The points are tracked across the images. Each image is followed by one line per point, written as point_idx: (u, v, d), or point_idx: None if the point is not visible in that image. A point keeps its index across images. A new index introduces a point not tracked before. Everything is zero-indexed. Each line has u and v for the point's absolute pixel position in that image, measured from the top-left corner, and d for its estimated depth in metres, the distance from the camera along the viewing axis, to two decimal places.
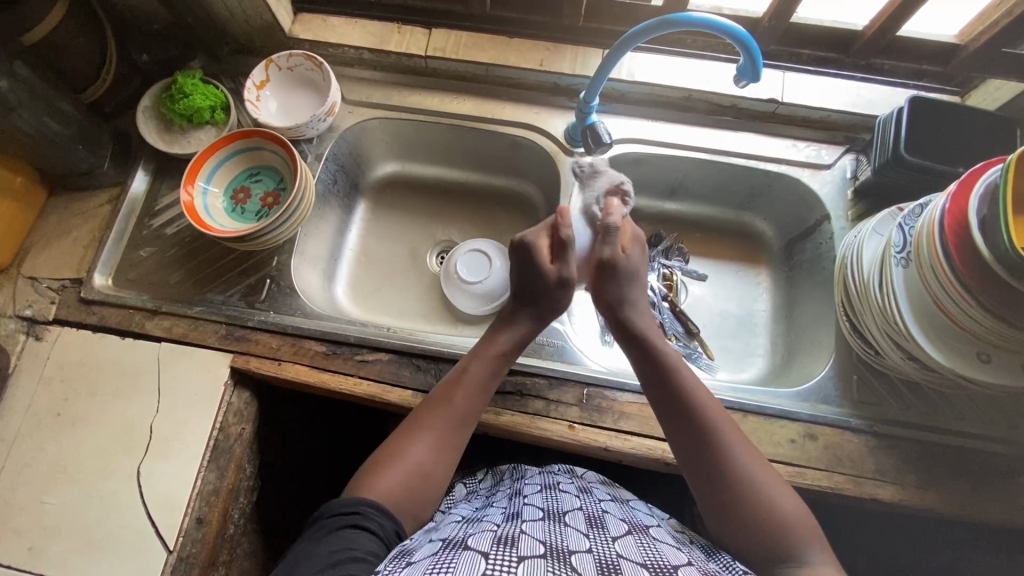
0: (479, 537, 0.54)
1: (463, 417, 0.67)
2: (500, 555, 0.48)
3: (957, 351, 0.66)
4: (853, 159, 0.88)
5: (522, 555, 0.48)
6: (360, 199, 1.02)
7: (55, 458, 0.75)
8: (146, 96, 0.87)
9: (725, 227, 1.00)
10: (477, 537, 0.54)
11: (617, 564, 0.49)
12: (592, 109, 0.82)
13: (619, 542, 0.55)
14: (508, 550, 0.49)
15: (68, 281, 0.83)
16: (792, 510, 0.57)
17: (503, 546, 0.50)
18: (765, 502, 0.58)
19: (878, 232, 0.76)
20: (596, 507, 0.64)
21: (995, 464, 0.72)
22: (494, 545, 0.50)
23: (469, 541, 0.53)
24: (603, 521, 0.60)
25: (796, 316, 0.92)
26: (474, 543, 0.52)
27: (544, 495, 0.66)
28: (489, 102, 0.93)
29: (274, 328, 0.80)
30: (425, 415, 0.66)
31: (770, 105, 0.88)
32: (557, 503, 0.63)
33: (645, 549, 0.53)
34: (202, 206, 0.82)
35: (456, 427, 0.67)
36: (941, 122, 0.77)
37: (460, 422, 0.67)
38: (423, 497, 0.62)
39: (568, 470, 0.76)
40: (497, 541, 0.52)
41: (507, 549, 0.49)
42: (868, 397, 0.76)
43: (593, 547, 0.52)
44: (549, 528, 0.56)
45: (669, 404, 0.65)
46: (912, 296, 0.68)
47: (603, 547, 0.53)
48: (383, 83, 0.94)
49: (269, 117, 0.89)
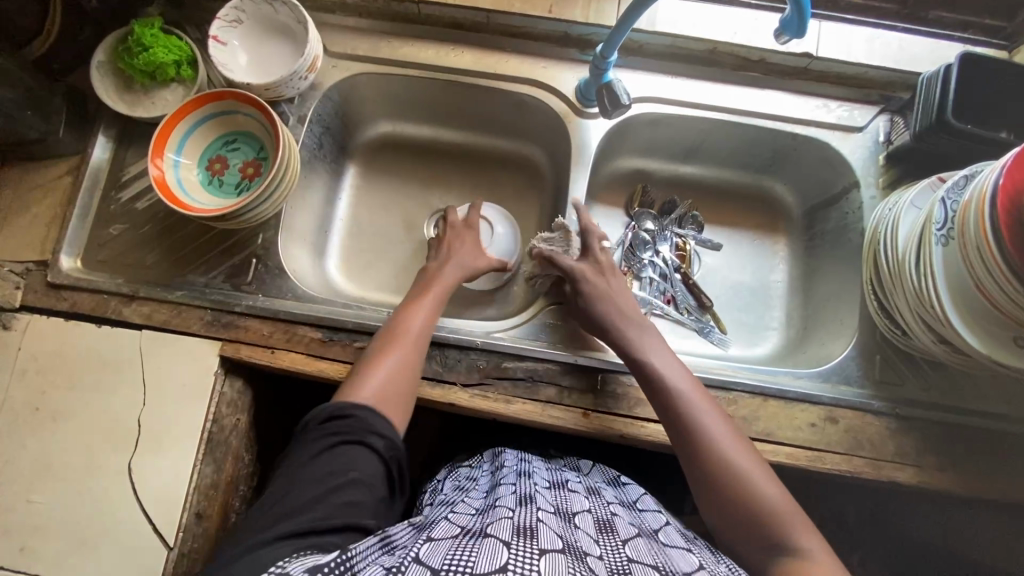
0: (497, 524, 0.51)
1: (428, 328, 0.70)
2: (522, 545, 0.45)
3: (995, 336, 0.63)
4: (887, 120, 0.81)
5: (543, 548, 0.45)
6: (348, 164, 0.93)
7: (38, 456, 0.70)
8: (99, 48, 0.76)
9: (741, 193, 0.94)
10: (496, 525, 0.51)
11: (629, 570, 0.48)
12: (609, 66, 0.74)
13: (629, 546, 0.53)
14: (528, 541, 0.47)
15: (32, 264, 0.76)
16: (780, 499, 0.54)
17: (523, 537, 0.47)
18: (742, 471, 0.56)
19: (917, 205, 0.71)
20: (606, 510, 0.62)
21: (1015, 445, 0.71)
22: (514, 535, 0.48)
23: (488, 529, 0.50)
24: (613, 525, 0.58)
25: (814, 290, 0.88)
26: (493, 532, 0.49)
27: (554, 491, 0.65)
28: (491, 55, 0.83)
29: (264, 314, 0.74)
30: (389, 334, 0.67)
31: (802, 60, 0.80)
32: (566, 504, 0.62)
33: (656, 553, 0.53)
34: (175, 180, 0.73)
35: (418, 342, 0.68)
36: (990, 81, 0.70)
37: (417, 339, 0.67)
38: (405, 400, 0.64)
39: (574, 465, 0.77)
40: (516, 530, 0.49)
41: (527, 540, 0.47)
42: (891, 378, 0.74)
43: (604, 554, 0.51)
44: (564, 526, 0.54)
45: (663, 406, 0.62)
46: (953, 278, 0.64)
47: (614, 552, 0.51)
48: (369, 33, 0.83)
49: (246, 75, 0.79)
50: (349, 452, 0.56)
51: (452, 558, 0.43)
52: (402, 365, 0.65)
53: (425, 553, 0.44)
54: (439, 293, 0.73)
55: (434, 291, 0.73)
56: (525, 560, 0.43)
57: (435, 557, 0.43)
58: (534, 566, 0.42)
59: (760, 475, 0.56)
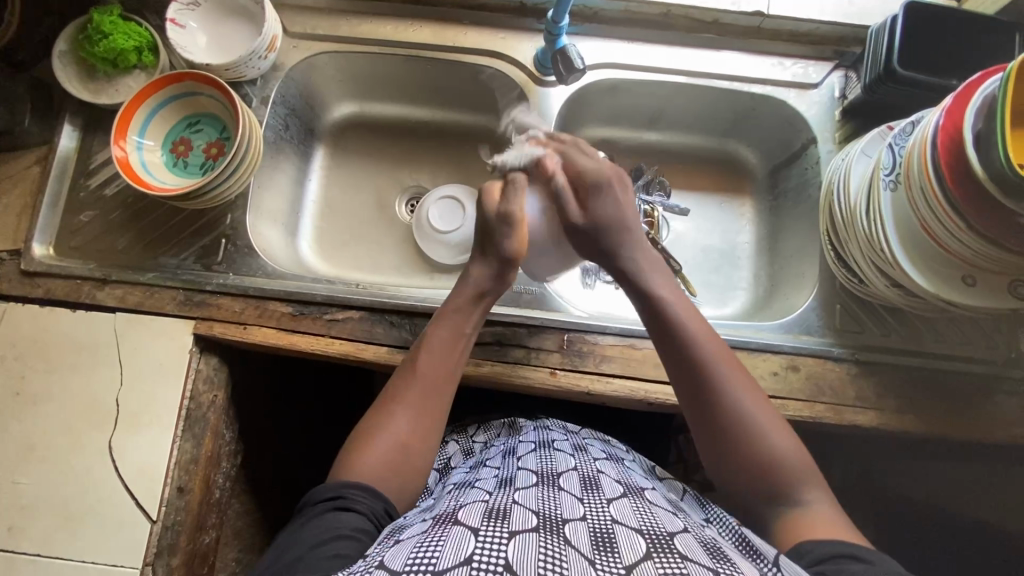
0: (469, 508, 0.52)
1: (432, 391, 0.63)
2: (491, 530, 0.45)
3: (942, 275, 0.65)
4: (842, 76, 0.83)
5: (513, 529, 0.45)
6: (317, 145, 0.94)
7: (20, 438, 0.72)
8: (60, 39, 0.77)
9: (707, 156, 0.95)
10: (467, 509, 0.51)
11: (611, 531, 0.48)
12: (561, 31, 0.76)
13: (614, 505, 0.53)
14: (500, 524, 0.46)
15: (6, 254, 0.77)
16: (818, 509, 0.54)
17: (494, 520, 0.47)
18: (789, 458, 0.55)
19: (867, 154, 0.72)
20: (592, 467, 0.64)
21: (974, 385, 0.72)
22: (484, 519, 0.48)
23: (459, 514, 0.50)
24: (598, 483, 0.59)
25: (779, 248, 0.89)
26: (464, 517, 0.49)
27: (538, 455, 0.66)
28: (450, 28, 0.84)
29: (236, 292, 0.76)
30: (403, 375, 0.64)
31: (755, 19, 0.82)
32: (552, 465, 0.63)
33: (640, 513, 0.52)
34: (139, 162, 0.75)
35: (433, 386, 0.64)
36: (931, 30, 0.72)
37: (433, 384, 0.64)
38: (414, 461, 0.60)
39: (561, 424, 0.77)
40: (487, 514, 0.49)
41: (498, 523, 0.47)
42: (851, 326, 0.76)
43: (586, 513, 0.51)
44: (543, 498, 0.54)
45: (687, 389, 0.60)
46: (900, 220, 0.65)
47: (597, 511, 0.51)
48: (329, 12, 0.84)
49: (206, 57, 0.80)
50: (334, 515, 0.52)
51: (416, 555, 0.42)
52: (406, 435, 0.60)
53: (390, 555, 0.44)
54: (431, 356, 0.65)
55: (438, 342, 0.66)
56: (492, 547, 0.43)
57: (400, 556, 0.43)
58: (499, 553, 0.42)
59: (762, 419, 0.58)
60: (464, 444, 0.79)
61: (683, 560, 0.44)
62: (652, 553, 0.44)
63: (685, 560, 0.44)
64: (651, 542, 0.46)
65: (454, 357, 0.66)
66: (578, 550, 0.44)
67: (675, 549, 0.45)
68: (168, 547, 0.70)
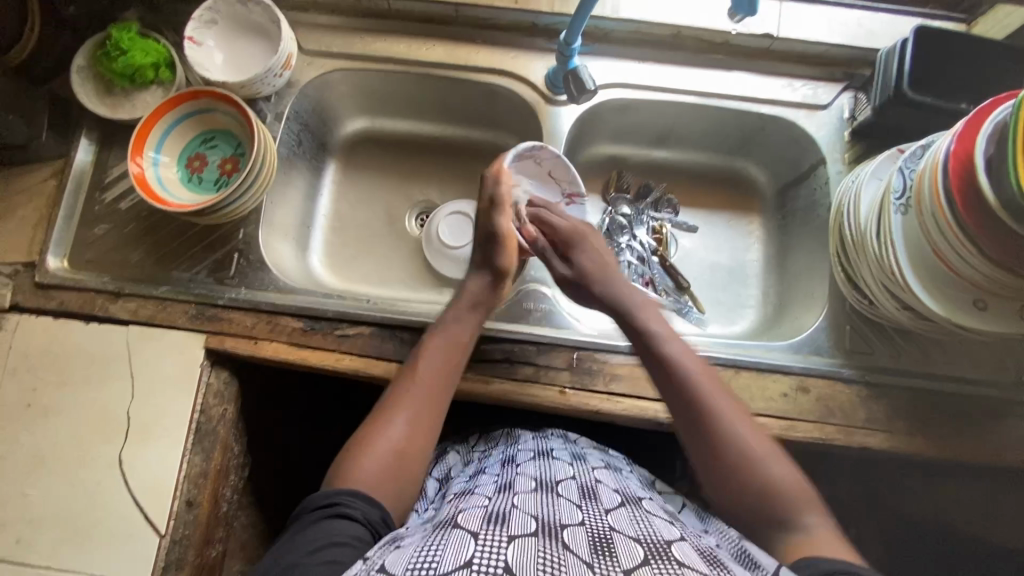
0: (469, 513, 0.51)
1: (430, 398, 0.63)
2: (490, 534, 0.45)
3: (953, 299, 0.65)
4: (851, 97, 0.83)
5: (512, 534, 0.45)
6: (329, 159, 0.95)
7: (31, 450, 0.72)
8: (79, 53, 0.77)
9: (716, 174, 0.95)
10: (467, 514, 0.51)
11: (609, 539, 0.47)
12: (574, 52, 0.77)
13: (612, 515, 0.53)
14: (499, 529, 0.46)
15: (21, 265, 0.78)
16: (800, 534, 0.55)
17: (494, 525, 0.47)
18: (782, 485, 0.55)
19: (877, 176, 0.73)
20: (590, 476, 0.64)
21: (985, 408, 0.72)
22: (485, 524, 0.48)
23: (459, 519, 0.50)
24: (596, 492, 0.59)
25: (788, 267, 0.89)
26: (464, 522, 0.49)
27: (537, 462, 0.66)
28: (463, 47, 0.85)
29: (247, 306, 0.76)
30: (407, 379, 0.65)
31: (764, 41, 0.82)
32: (551, 473, 0.63)
33: (638, 522, 0.52)
34: (154, 178, 0.76)
35: (433, 395, 0.64)
36: (940, 54, 0.73)
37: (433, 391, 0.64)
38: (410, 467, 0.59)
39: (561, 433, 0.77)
40: (487, 519, 0.49)
41: (498, 527, 0.47)
42: (861, 346, 0.75)
43: (585, 520, 0.51)
44: (542, 503, 0.54)
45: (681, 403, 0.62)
46: (911, 244, 0.66)
47: (595, 519, 0.51)
48: (343, 29, 0.85)
49: (222, 75, 0.81)
50: (329, 523, 0.51)
51: (416, 559, 0.42)
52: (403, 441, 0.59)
53: (391, 559, 0.44)
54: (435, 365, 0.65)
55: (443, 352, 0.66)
56: (491, 551, 0.43)
57: (401, 561, 0.43)
58: (499, 556, 0.42)
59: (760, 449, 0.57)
60: (464, 453, 0.79)
61: (680, 566, 0.43)
62: (650, 560, 0.44)
63: (682, 566, 0.43)
64: (648, 550, 0.46)
65: (453, 364, 0.66)
66: (577, 555, 0.44)
67: (672, 555, 0.45)
68: (175, 562, 0.70)
